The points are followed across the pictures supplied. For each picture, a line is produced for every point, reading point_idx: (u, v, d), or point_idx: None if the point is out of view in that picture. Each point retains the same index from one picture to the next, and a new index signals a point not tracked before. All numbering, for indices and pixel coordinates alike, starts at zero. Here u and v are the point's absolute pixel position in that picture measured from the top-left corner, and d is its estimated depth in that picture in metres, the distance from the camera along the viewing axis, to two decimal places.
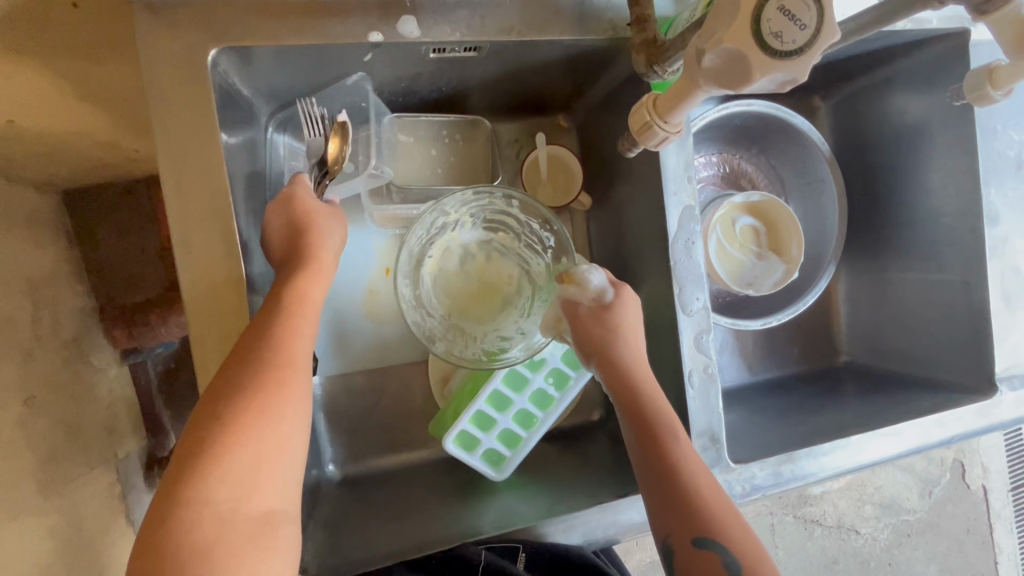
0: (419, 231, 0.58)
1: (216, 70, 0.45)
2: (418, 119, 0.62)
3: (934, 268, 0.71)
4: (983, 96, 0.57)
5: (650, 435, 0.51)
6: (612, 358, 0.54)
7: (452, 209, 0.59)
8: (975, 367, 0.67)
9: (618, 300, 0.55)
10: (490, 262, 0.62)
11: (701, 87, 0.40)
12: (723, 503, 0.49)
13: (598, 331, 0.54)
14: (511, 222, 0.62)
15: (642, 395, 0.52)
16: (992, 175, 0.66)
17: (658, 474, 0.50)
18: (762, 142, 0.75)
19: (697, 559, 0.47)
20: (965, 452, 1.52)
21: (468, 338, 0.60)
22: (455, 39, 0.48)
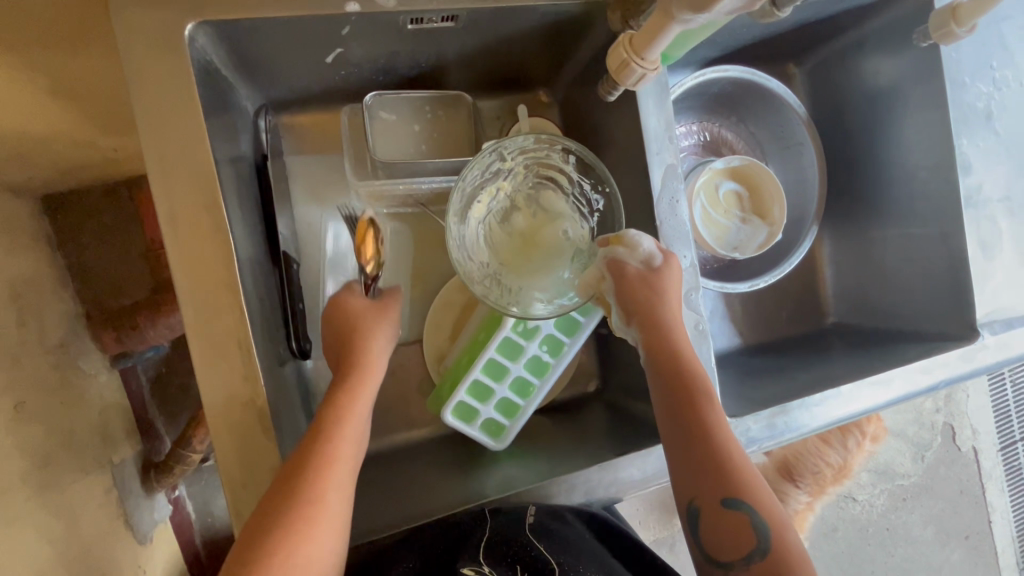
0: (475, 170, 0.57)
1: (194, 46, 0.45)
2: (398, 96, 0.61)
3: (914, 223, 0.72)
4: (948, 34, 0.63)
5: (685, 397, 0.52)
6: (657, 328, 0.54)
7: (509, 155, 0.59)
8: (957, 315, 0.69)
9: (666, 266, 0.55)
10: (537, 219, 0.62)
11: (674, 17, 0.42)
12: (753, 468, 0.50)
13: (644, 293, 0.54)
14: (562, 179, 0.62)
15: (680, 361, 0.53)
16: (963, 128, 0.67)
17: (690, 435, 0.51)
18: (740, 110, 0.76)
19: (724, 518, 0.48)
20: (954, 415, 1.55)
21: (504, 288, 0.59)
22: (435, 8, 0.48)
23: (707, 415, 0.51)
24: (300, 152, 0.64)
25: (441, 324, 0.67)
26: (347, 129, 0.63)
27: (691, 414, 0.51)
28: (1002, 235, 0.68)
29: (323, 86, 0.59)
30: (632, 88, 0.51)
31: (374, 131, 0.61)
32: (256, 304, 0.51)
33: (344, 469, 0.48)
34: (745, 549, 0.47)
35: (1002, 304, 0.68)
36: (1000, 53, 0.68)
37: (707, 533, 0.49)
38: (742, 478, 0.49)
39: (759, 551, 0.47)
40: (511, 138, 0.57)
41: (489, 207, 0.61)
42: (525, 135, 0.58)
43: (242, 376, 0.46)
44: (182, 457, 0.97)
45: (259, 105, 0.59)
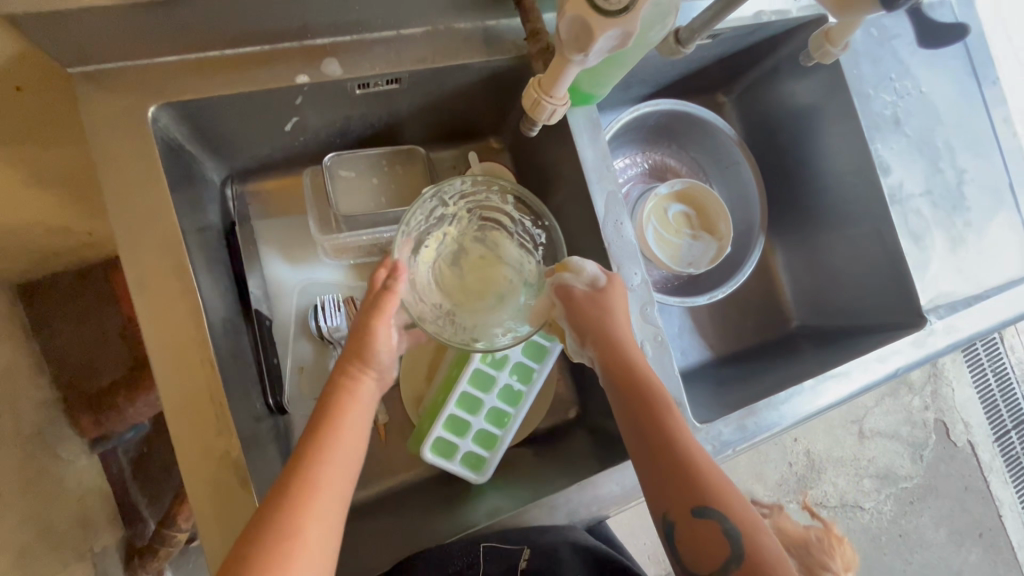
0: (419, 214, 0.60)
1: (157, 126, 0.49)
2: (355, 153, 0.65)
3: (852, 225, 0.77)
4: (826, 53, 0.67)
5: (646, 409, 0.53)
6: (612, 344, 0.56)
7: (450, 199, 0.62)
8: (905, 305, 0.73)
9: (611, 284, 0.58)
10: (486, 262, 0.63)
11: (570, 61, 0.47)
12: (721, 474, 0.51)
13: (594, 313, 0.57)
14: (505, 219, 0.64)
15: (637, 372, 0.55)
16: (876, 134, 0.73)
17: (654, 447, 0.52)
18: (679, 139, 0.82)
19: (696, 527, 0.49)
20: (943, 411, 1.56)
21: (458, 326, 0.57)
22: (379, 74, 0.54)
23: (669, 424, 0.53)
24: (268, 215, 0.67)
25: (416, 365, 0.69)
26: (310, 189, 0.66)
27: (652, 425, 0.53)
28: (931, 227, 0.73)
29: (285, 152, 0.63)
30: (548, 123, 0.56)
31: (335, 189, 0.65)
32: (228, 359, 0.53)
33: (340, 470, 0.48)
34: (720, 556, 0.48)
35: (944, 289, 0.72)
36: (896, 67, 0.75)
37: (685, 545, 0.49)
38: (710, 483, 0.50)
39: (734, 557, 0.48)
40: (450, 180, 0.60)
41: (435, 253, 0.62)
42: (463, 179, 0.62)
43: (215, 429, 0.47)
44: (166, 539, 0.93)
45: (226, 176, 0.62)
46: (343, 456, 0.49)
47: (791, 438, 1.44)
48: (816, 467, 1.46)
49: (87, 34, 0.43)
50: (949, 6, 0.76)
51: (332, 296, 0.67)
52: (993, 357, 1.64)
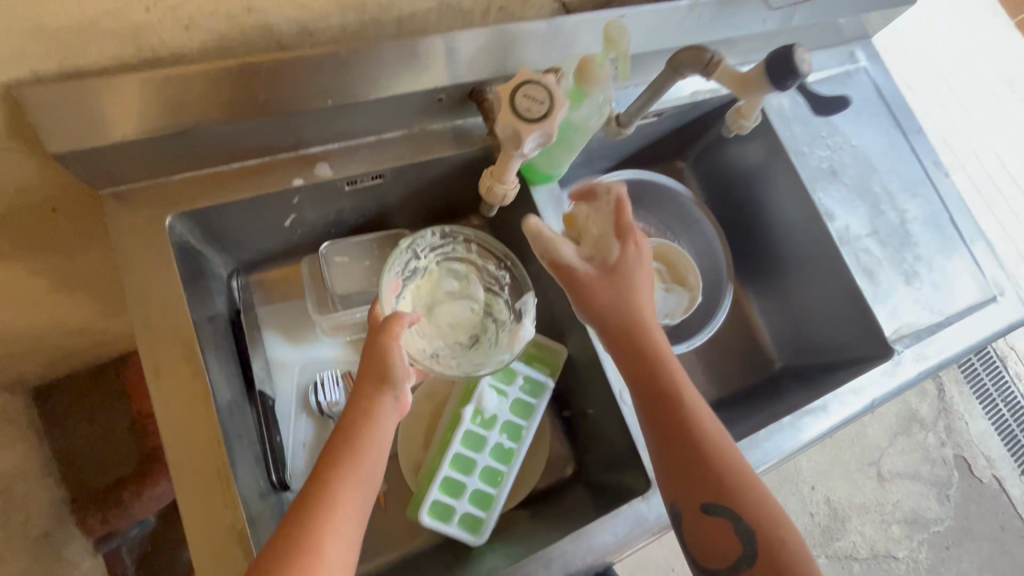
0: (396, 267, 0.66)
1: (173, 232, 0.56)
2: (349, 241, 0.73)
3: (812, 267, 0.83)
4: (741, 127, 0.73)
5: (663, 405, 0.55)
6: (628, 331, 0.58)
7: (422, 252, 0.69)
8: (872, 337, 0.77)
9: (624, 257, 0.60)
10: (458, 307, 0.71)
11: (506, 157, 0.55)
12: (734, 469, 0.53)
13: (607, 294, 0.59)
14: (469, 266, 0.72)
15: (649, 361, 0.57)
16: (818, 185, 0.81)
17: (668, 440, 0.55)
18: (643, 202, 0.90)
19: (704, 522, 0.53)
20: (961, 446, 1.53)
21: (449, 363, 0.65)
22: (365, 170, 0.62)
23: (682, 416, 0.55)
24: (270, 301, 0.73)
25: (414, 432, 0.71)
26: (308, 276, 0.73)
27: (665, 415, 0.55)
28: (883, 264, 0.78)
29: (286, 245, 0.70)
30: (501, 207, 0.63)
31: (331, 274, 0.71)
32: (233, 435, 0.56)
33: (357, 493, 0.50)
34: (728, 548, 0.52)
35: (905, 319, 0.76)
36: (826, 126, 0.84)
37: (694, 537, 0.53)
38: (723, 476, 0.53)
39: (740, 550, 0.51)
40: (422, 234, 0.68)
41: (413, 301, 0.68)
42: (431, 233, 0.69)
43: (222, 500, 0.50)
44: None
45: (233, 269, 0.69)
46: (361, 479, 0.51)
47: (808, 486, 1.42)
48: (840, 515, 1.42)
49: (116, 162, 0.51)
50: (865, 72, 0.87)
51: (334, 371, 0.72)
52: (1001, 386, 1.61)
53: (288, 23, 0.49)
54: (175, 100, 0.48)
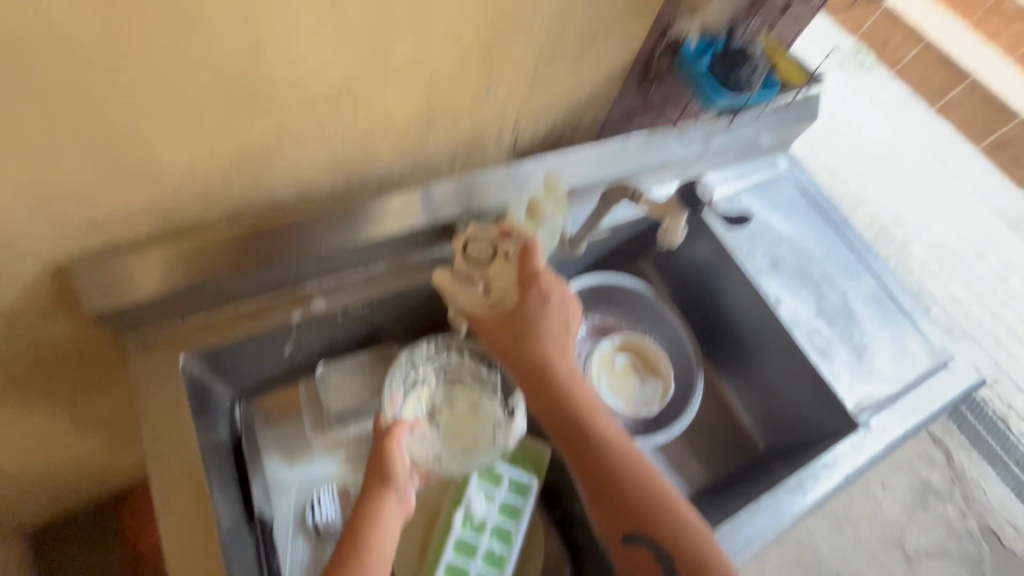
0: (398, 378, 0.73)
1: (186, 371, 0.63)
2: (342, 359, 0.78)
3: (770, 350, 0.90)
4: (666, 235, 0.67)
5: (579, 447, 0.63)
6: (538, 378, 0.64)
7: (420, 363, 0.75)
8: (836, 413, 0.82)
9: (526, 307, 0.64)
10: (458, 411, 0.74)
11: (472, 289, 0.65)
12: (644, 494, 0.62)
13: (509, 344, 0.64)
14: (465, 373, 0.76)
15: (560, 409, 0.64)
16: (762, 276, 0.90)
17: (587, 477, 0.63)
18: (613, 299, 0.97)
19: (626, 547, 0.61)
20: (985, 516, 1.39)
21: (452, 461, 0.70)
22: (356, 300, 0.71)
23: (594, 455, 0.63)
24: (270, 425, 0.78)
25: (408, 545, 0.72)
26: (306, 397, 0.79)
27: (581, 456, 0.63)
28: (832, 342, 0.86)
29: (284, 370, 0.77)
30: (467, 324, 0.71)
31: (327, 393, 0.77)
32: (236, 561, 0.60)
33: None
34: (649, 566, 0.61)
35: (861, 394, 0.82)
36: (761, 224, 0.95)
37: (615, 560, 0.62)
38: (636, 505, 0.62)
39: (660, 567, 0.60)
40: (419, 345, 0.75)
41: (416, 410, 0.72)
42: (427, 344, 0.76)
43: None
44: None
45: (236, 397, 0.75)
46: None
47: None
48: None
49: (144, 316, 0.60)
50: (787, 176, 1.01)
51: (334, 486, 0.76)
52: (1009, 445, 1.46)
53: (287, 191, 0.61)
54: (191, 264, 0.58)
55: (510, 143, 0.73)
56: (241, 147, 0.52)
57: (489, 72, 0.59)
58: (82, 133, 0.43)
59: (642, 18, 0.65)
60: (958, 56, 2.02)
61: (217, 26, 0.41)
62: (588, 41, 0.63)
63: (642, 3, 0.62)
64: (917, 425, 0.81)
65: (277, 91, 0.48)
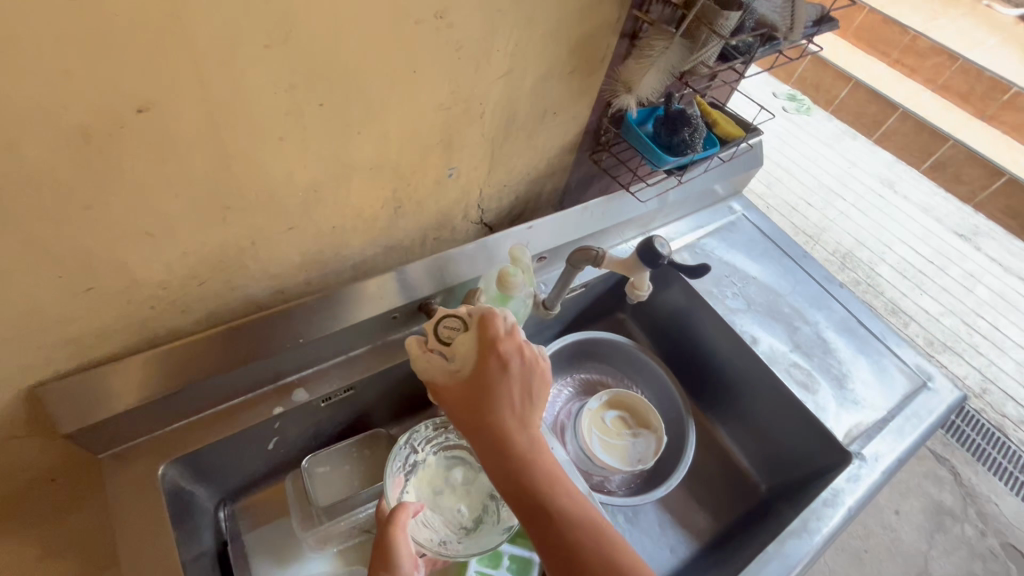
0: (396, 463, 0.72)
1: (165, 479, 0.61)
2: (328, 450, 0.77)
3: (754, 388, 0.91)
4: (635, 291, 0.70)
5: (542, 520, 0.54)
6: (493, 443, 0.56)
7: (419, 445, 0.74)
8: (828, 445, 0.82)
9: (484, 373, 0.58)
10: (461, 491, 0.73)
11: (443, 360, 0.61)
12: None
13: (462, 405, 0.58)
14: (466, 450, 0.76)
15: (518, 475, 0.55)
16: (735, 316, 0.93)
17: (551, 556, 0.53)
18: (597, 356, 0.99)
19: None
20: (1003, 532, 1.34)
21: (459, 544, 0.67)
22: (338, 386, 0.70)
23: (559, 529, 0.53)
24: (257, 526, 0.75)
25: None
26: (292, 491, 0.76)
27: (544, 531, 0.53)
28: (811, 374, 0.88)
29: (270, 465, 0.75)
30: None
31: (314, 486, 0.74)
32: None
33: None
34: None
35: (849, 423, 0.83)
36: (726, 265, 0.99)
37: None
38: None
39: None
40: (418, 429, 0.75)
41: (417, 496, 0.71)
42: (425, 426, 0.75)
43: None
44: None
45: (219, 501, 0.72)
46: None
47: None
48: None
49: (120, 428, 0.59)
50: (744, 218, 1.06)
51: None
52: (1009, 454, 1.44)
53: (263, 289, 0.62)
54: (174, 368, 0.58)
55: (477, 217, 0.76)
56: (216, 253, 0.54)
57: (449, 157, 0.63)
58: (57, 257, 0.45)
59: (585, 95, 0.71)
60: (884, 91, 2.20)
61: (187, 148, 0.44)
62: (538, 120, 0.69)
63: (583, 83, 0.68)
64: (908, 449, 0.82)
65: (248, 199, 0.51)
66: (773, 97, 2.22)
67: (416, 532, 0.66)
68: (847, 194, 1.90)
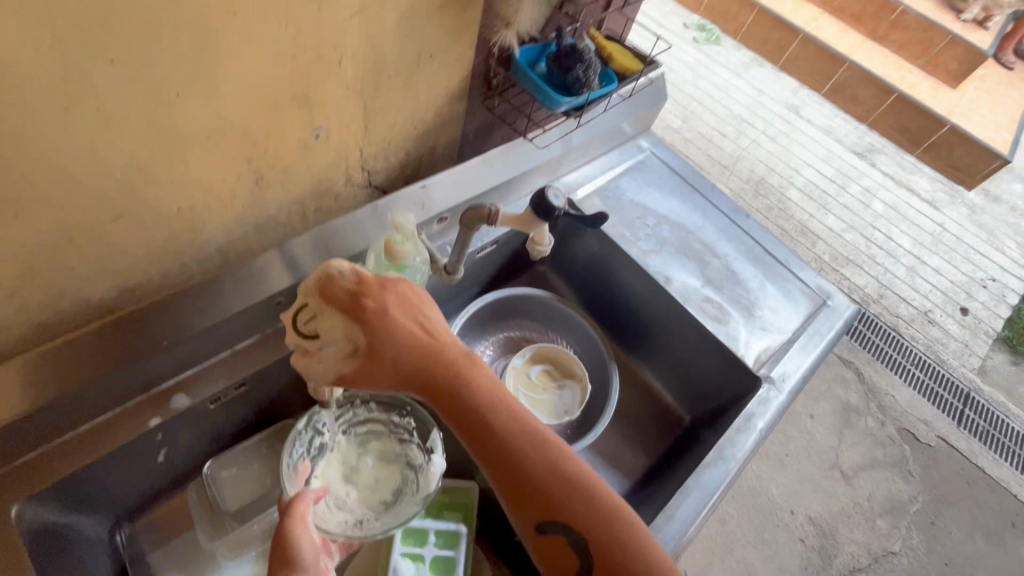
0: (298, 447, 0.67)
1: (22, 520, 0.53)
2: (233, 451, 0.71)
3: (671, 326, 0.92)
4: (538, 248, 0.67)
5: (480, 436, 0.51)
6: (417, 371, 0.52)
7: (324, 426, 0.70)
8: (741, 372, 0.85)
9: (383, 313, 0.52)
10: (376, 468, 0.71)
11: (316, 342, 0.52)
12: (564, 474, 0.51)
13: (368, 351, 0.51)
14: (378, 425, 0.73)
15: (449, 397, 0.51)
16: (650, 257, 0.92)
17: (494, 469, 0.51)
18: (520, 312, 0.97)
19: (547, 542, 0.51)
20: (899, 418, 1.50)
21: (376, 522, 0.65)
22: (225, 384, 0.63)
23: (498, 444, 0.51)
24: (162, 543, 0.69)
25: None
26: (197, 501, 0.70)
27: (484, 448, 0.51)
28: (723, 306, 0.90)
29: (168, 478, 0.68)
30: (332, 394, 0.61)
31: (220, 492, 0.69)
32: None
33: None
34: (576, 559, 0.50)
35: (759, 349, 0.86)
36: (638, 206, 0.98)
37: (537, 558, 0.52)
38: (551, 498, 0.50)
39: (589, 557, 0.50)
40: (320, 412, 0.69)
41: (326, 479, 0.68)
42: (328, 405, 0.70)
43: None
44: None
45: (114, 525, 0.66)
46: None
47: (786, 510, 1.35)
48: (828, 530, 1.34)
49: None
50: (653, 155, 1.05)
51: None
52: (906, 351, 1.57)
53: (108, 287, 0.54)
54: (36, 379, 0.52)
55: (363, 180, 0.69)
56: (24, 255, 0.45)
57: (309, 116, 0.55)
58: None
59: (463, 34, 0.64)
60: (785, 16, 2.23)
61: None
62: (411, 67, 0.61)
63: (457, 21, 0.61)
64: (812, 364, 0.87)
65: (45, 188, 0.42)
66: (682, 29, 2.19)
67: (324, 520, 0.61)
68: (756, 122, 1.94)
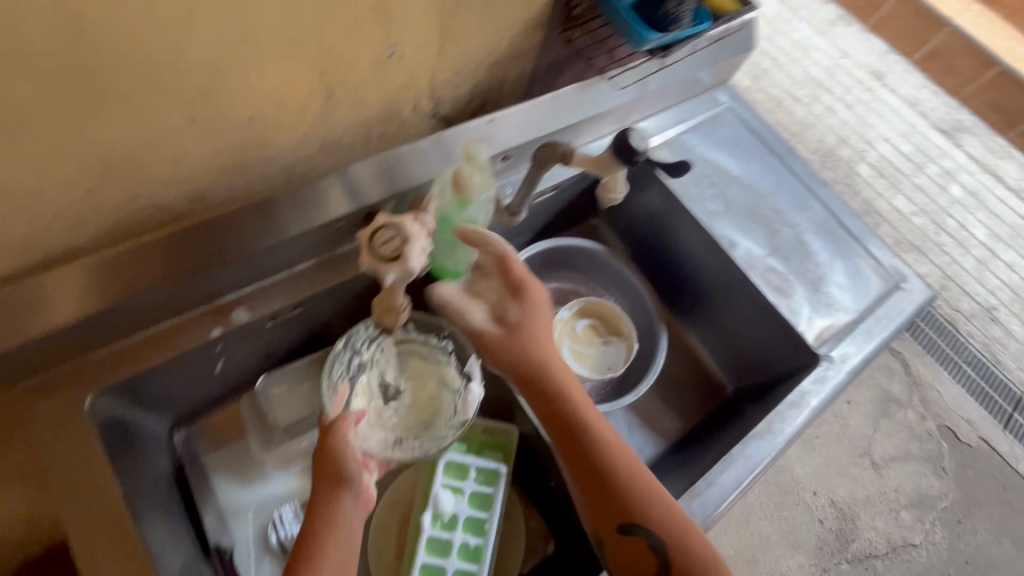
0: (338, 367, 0.66)
1: (94, 410, 0.57)
2: (283, 370, 0.73)
3: (728, 294, 0.88)
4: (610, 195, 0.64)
5: (578, 439, 0.58)
6: (531, 372, 0.59)
7: (361, 347, 0.68)
8: (798, 348, 0.82)
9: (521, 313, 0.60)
10: (411, 388, 0.71)
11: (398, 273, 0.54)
12: (646, 484, 0.58)
13: (502, 344, 0.59)
14: (415, 346, 0.72)
15: (554, 399, 0.58)
16: (715, 219, 0.87)
17: (586, 470, 0.57)
18: (570, 265, 0.94)
19: (625, 543, 0.56)
20: (942, 415, 1.43)
21: (413, 444, 0.66)
22: (282, 304, 0.64)
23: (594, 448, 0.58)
24: (215, 446, 0.72)
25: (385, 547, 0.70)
26: (249, 412, 0.73)
27: (578, 450, 0.58)
28: (788, 278, 0.85)
29: (223, 388, 0.71)
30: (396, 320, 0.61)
31: (270, 407, 0.72)
32: None
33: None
34: (648, 562, 0.56)
35: (821, 326, 0.82)
36: (707, 164, 0.92)
37: (609, 554, 0.57)
38: (635, 505, 0.56)
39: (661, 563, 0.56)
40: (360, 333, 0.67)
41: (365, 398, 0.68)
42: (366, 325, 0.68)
43: None
44: None
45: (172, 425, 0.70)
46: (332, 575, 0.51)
47: (809, 491, 1.34)
48: (849, 515, 1.33)
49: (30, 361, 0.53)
50: (730, 111, 0.97)
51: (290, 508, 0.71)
52: (958, 347, 1.46)
53: (177, 196, 0.54)
54: (114, 278, 0.53)
55: (430, 110, 0.67)
56: (103, 153, 0.45)
57: (386, 32, 0.52)
58: None
59: None
60: None
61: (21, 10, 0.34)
62: None
63: None
64: (876, 348, 0.82)
65: (126, 84, 0.41)
66: None
67: (367, 437, 0.63)
68: (837, 86, 1.78)
